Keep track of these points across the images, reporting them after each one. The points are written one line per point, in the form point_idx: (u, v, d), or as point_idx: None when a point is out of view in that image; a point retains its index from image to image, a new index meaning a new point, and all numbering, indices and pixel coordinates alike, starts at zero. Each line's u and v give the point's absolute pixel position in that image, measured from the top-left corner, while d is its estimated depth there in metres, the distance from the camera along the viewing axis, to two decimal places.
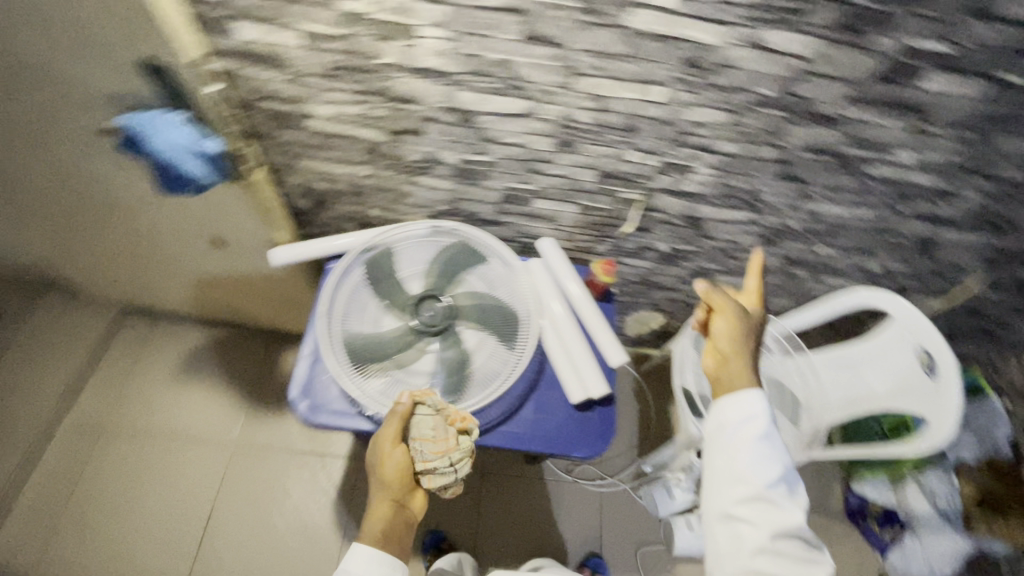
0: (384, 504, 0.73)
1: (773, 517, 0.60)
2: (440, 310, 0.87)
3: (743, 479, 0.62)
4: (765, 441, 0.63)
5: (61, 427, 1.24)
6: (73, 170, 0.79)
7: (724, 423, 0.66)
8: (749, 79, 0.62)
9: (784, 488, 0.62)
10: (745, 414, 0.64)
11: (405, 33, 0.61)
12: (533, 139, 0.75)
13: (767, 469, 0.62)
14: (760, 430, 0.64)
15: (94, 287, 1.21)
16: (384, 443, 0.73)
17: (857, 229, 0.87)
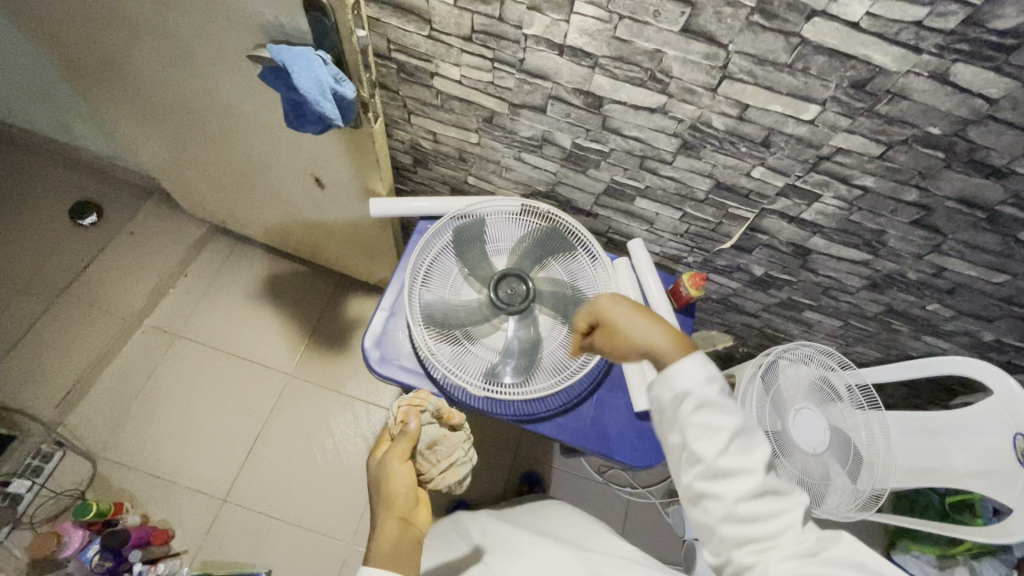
0: (392, 523, 0.64)
1: (740, 489, 0.54)
2: (520, 289, 0.85)
3: (696, 454, 0.56)
4: (702, 411, 0.57)
5: (146, 321, 1.33)
6: (205, 89, 0.82)
7: (661, 410, 0.61)
8: (917, 114, 0.57)
9: (739, 447, 0.55)
10: (675, 393, 0.60)
11: (559, 6, 0.59)
12: (656, 137, 0.72)
13: (712, 440, 0.56)
14: (697, 401, 0.58)
15: (195, 199, 1.28)
16: (392, 460, 0.69)
17: (981, 294, 0.80)
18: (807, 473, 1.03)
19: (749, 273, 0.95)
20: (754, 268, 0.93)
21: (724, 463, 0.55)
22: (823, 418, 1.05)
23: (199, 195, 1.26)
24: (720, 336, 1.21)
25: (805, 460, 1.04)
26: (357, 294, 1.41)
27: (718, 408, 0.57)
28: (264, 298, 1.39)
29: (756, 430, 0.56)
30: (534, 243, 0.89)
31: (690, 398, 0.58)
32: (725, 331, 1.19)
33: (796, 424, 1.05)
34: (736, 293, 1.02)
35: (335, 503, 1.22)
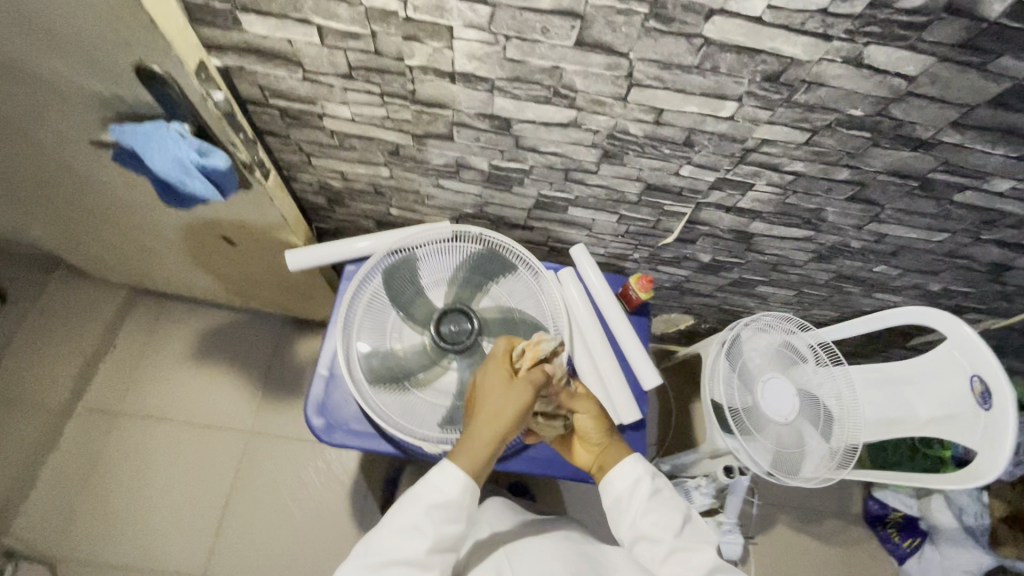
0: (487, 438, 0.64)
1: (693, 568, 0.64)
2: (464, 322, 0.80)
3: (653, 538, 0.65)
4: (655, 496, 0.68)
5: (80, 404, 1.23)
6: (69, 166, 0.73)
7: (618, 497, 0.69)
8: (836, 99, 0.54)
9: (688, 532, 0.67)
10: (629, 478, 0.69)
11: (439, 33, 0.53)
12: (575, 150, 0.67)
13: (666, 522, 0.66)
14: (652, 493, 0.68)
15: (104, 266, 1.17)
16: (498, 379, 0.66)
17: (924, 252, 0.79)
18: (781, 443, 1.03)
19: (698, 261, 0.92)
20: (701, 256, 0.90)
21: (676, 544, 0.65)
22: (791, 384, 1.05)
23: (106, 264, 1.15)
24: (681, 317, 1.19)
25: (777, 430, 1.04)
26: (306, 333, 1.34)
27: (669, 502, 0.68)
28: (205, 356, 1.30)
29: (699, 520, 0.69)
30: (472, 270, 0.83)
31: (647, 492, 0.68)
32: (684, 312, 1.17)
33: (765, 395, 1.05)
34: (687, 280, 0.99)
35: (320, 556, 1.18)
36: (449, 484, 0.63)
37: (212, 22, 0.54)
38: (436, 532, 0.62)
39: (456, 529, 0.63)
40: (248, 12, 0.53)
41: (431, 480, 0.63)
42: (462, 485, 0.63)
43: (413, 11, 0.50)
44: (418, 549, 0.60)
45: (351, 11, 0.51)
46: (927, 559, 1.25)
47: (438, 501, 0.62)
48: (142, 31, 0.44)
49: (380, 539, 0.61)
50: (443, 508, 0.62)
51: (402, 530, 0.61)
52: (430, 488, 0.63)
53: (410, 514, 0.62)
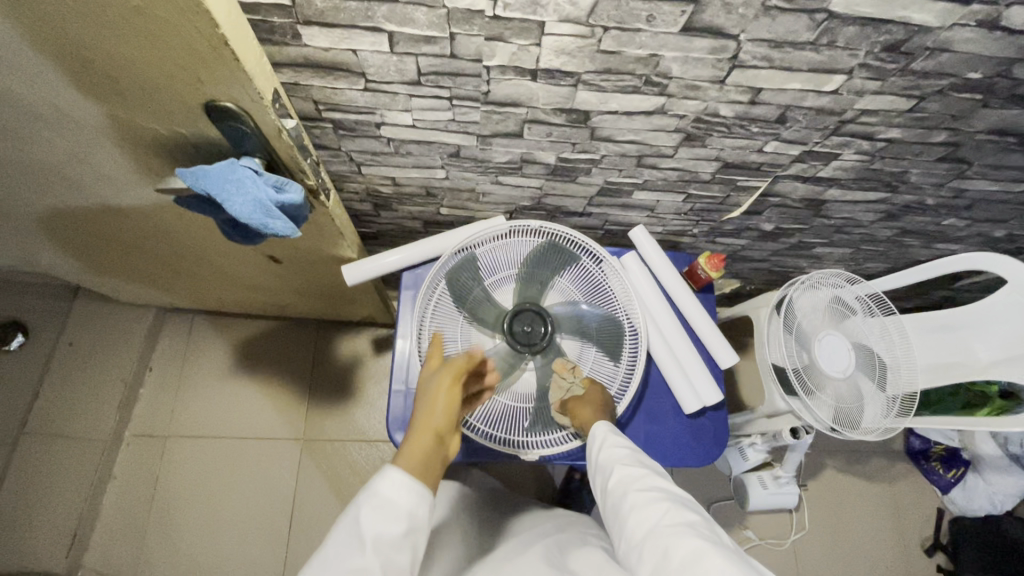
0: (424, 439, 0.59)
1: (649, 488, 0.60)
2: (538, 320, 0.76)
3: (636, 523, 0.58)
4: (643, 483, 0.61)
5: (128, 432, 1.21)
6: (104, 204, 0.67)
7: (608, 486, 0.64)
8: (955, 63, 0.50)
9: (676, 517, 0.56)
10: (616, 467, 0.65)
11: (529, 31, 0.47)
12: (655, 136, 0.63)
13: (649, 506, 0.58)
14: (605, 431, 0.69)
15: (131, 292, 1.12)
16: (443, 376, 0.62)
17: (1000, 202, 0.77)
18: (841, 399, 1.02)
19: (760, 230, 0.89)
20: (764, 225, 0.87)
21: (627, 466, 0.64)
22: (845, 339, 1.04)
23: (132, 289, 1.09)
24: (727, 281, 1.18)
25: (836, 386, 1.02)
26: (343, 334, 1.31)
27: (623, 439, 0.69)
28: (245, 369, 1.27)
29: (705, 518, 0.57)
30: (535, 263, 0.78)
31: (604, 432, 0.68)
32: (731, 277, 1.16)
33: (821, 352, 1.03)
34: (744, 248, 0.97)
35: None
36: (400, 493, 0.53)
37: (269, 39, 0.48)
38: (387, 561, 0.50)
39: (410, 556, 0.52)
40: (311, 24, 0.47)
41: (377, 493, 0.52)
42: (418, 495, 0.54)
43: (503, 9, 0.45)
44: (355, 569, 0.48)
45: (430, 15, 0.46)
46: (972, 486, 1.29)
47: (378, 512, 0.51)
48: (224, 71, 0.39)
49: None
50: (383, 519, 0.51)
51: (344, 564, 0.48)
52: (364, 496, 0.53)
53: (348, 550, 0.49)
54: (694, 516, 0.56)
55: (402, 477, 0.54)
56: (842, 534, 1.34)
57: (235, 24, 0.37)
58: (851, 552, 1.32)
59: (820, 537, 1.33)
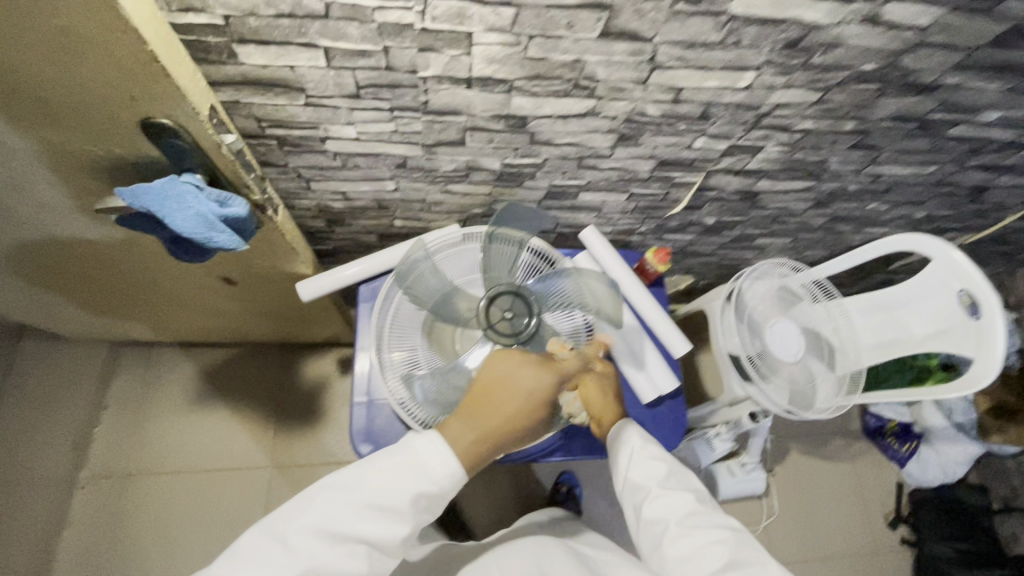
0: (491, 428, 0.59)
1: (700, 520, 0.62)
2: (516, 302, 0.70)
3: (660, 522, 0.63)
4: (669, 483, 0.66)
5: (83, 473, 1.15)
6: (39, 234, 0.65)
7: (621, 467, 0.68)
8: (851, 57, 0.55)
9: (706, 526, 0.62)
10: (638, 459, 0.67)
11: (458, 41, 0.50)
12: (591, 138, 0.66)
13: (675, 509, 0.64)
14: (638, 439, 0.69)
15: (80, 328, 1.09)
16: (531, 377, 0.61)
17: (914, 185, 0.84)
18: (794, 381, 1.07)
19: (703, 225, 0.94)
20: (706, 220, 0.92)
21: (668, 487, 0.65)
22: (794, 323, 1.09)
23: (81, 324, 1.06)
24: (681, 278, 1.22)
25: (789, 369, 1.07)
26: (308, 356, 1.29)
27: (658, 447, 0.69)
28: (205, 399, 1.24)
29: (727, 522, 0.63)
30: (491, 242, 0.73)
31: (634, 442, 0.68)
32: (684, 273, 1.21)
33: (773, 339, 1.08)
34: (691, 243, 1.02)
35: None
36: (430, 459, 0.57)
37: (205, 58, 0.50)
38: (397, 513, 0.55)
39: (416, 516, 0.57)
40: (244, 43, 0.48)
41: (411, 450, 0.57)
42: (452, 474, 0.57)
43: (430, 21, 0.48)
44: (387, 533, 0.54)
45: (362, 29, 0.48)
46: (926, 459, 1.33)
47: (424, 488, 0.56)
48: (158, 86, 0.40)
49: (340, 506, 0.54)
50: (427, 496, 0.56)
51: (368, 506, 0.54)
52: (417, 467, 0.57)
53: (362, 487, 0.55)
54: (724, 528, 0.62)
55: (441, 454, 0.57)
56: (811, 515, 1.38)
57: (161, 40, 0.39)
58: (820, 531, 1.37)
59: (791, 519, 1.37)
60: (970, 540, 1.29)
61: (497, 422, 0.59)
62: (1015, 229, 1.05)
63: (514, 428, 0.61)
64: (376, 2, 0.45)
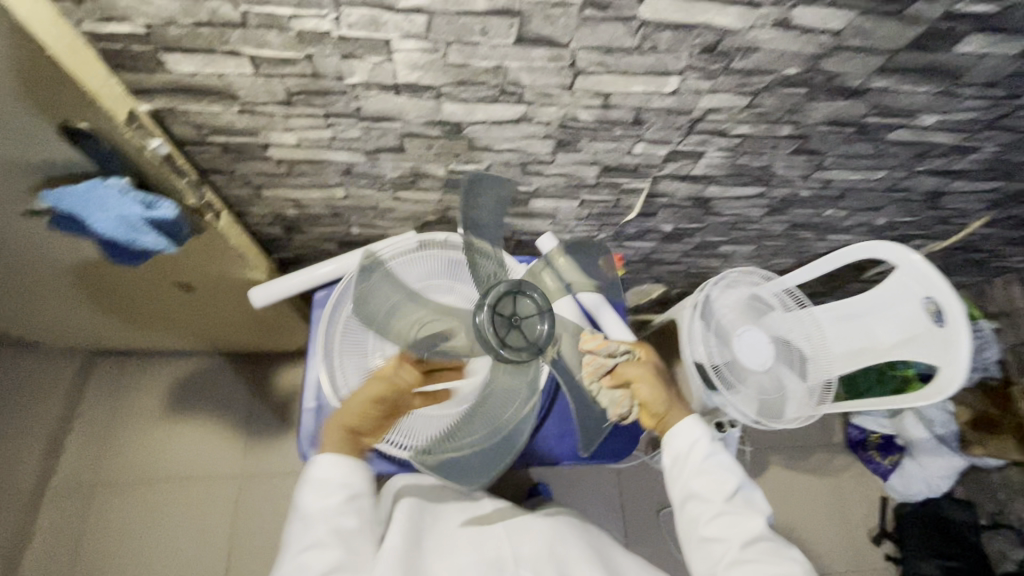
0: (337, 430, 0.67)
1: (764, 549, 0.63)
2: (527, 302, 0.67)
3: (721, 537, 0.64)
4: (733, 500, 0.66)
5: (54, 482, 1.17)
6: None
7: (679, 462, 0.69)
8: (771, 61, 0.56)
9: (771, 551, 0.63)
10: (700, 462, 0.68)
11: (379, 49, 0.51)
12: (529, 143, 0.67)
13: (737, 527, 0.64)
14: (705, 452, 0.69)
15: (48, 338, 1.10)
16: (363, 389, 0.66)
17: (867, 191, 0.84)
18: (762, 390, 1.02)
19: (662, 231, 0.94)
20: (663, 226, 0.92)
21: (732, 508, 0.66)
22: (763, 332, 1.04)
23: (50, 335, 1.07)
24: (652, 286, 1.22)
25: (758, 379, 1.02)
26: (283, 365, 1.30)
27: (724, 462, 0.69)
28: (178, 408, 1.25)
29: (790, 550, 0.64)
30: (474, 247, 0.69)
31: (702, 444, 0.69)
32: (655, 282, 1.21)
33: (740, 348, 1.03)
34: (654, 250, 1.02)
35: None
36: (331, 471, 0.65)
37: (132, 67, 0.51)
38: (331, 521, 0.64)
39: (358, 517, 0.66)
40: (169, 52, 0.50)
41: (315, 476, 0.65)
42: (324, 460, 0.66)
43: (346, 29, 0.49)
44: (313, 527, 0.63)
45: (282, 37, 0.50)
46: (909, 472, 1.29)
47: (308, 481, 0.65)
48: (71, 90, 0.42)
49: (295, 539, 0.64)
50: (310, 485, 0.65)
51: (296, 522, 0.64)
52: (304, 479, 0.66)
53: (305, 524, 0.64)
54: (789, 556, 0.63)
55: (329, 456, 0.65)
56: (792, 528, 1.35)
57: (61, 46, 0.41)
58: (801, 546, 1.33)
59: None
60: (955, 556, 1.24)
61: (328, 433, 0.66)
62: (982, 236, 1.05)
63: (349, 439, 0.67)
64: (290, 11, 0.47)
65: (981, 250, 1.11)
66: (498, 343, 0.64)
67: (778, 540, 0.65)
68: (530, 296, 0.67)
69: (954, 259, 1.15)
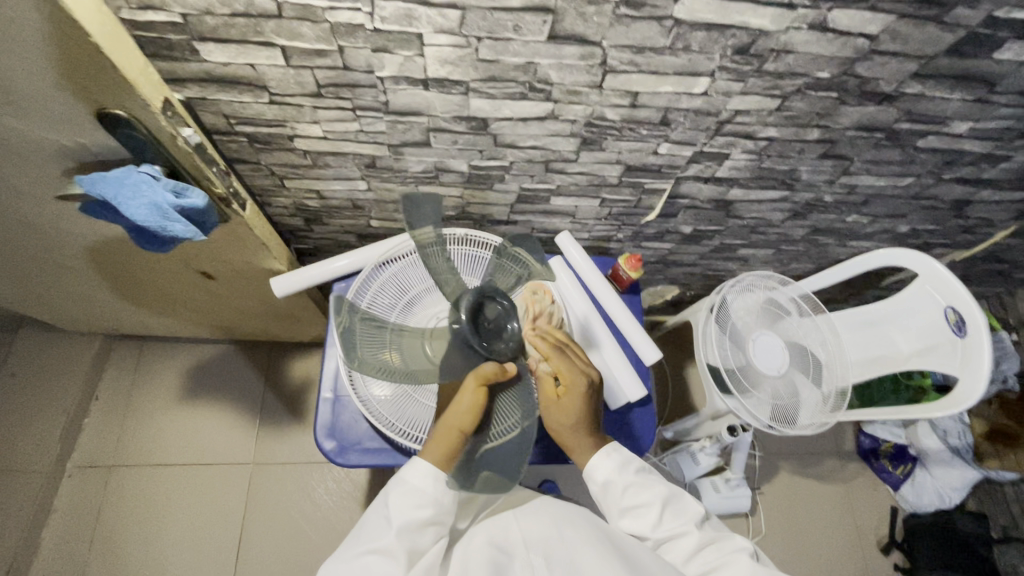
0: (450, 433, 0.62)
1: (710, 554, 0.67)
2: (493, 307, 0.63)
3: (668, 561, 0.68)
4: (666, 518, 0.69)
5: (70, 463, 1.18)
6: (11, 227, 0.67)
7: (601, 490, 0.70)
8: (804, 63, 0.55)
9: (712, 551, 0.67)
10: (620, 490, 0.69)
11: (411, 42, 0.51)
12: (554, 141, 0.67)
13: (677, 547, 0.67)
14: (621, 485, 0.69)
15: (69, 321, 1.11)
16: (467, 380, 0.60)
17: (893, 198, 0.83)
18: (778, 396, 0.99)
19: (680, 233, 0.94)
20: (683, 228, 0.92)
21: (664, 530, 0.68)
22: (779, 337, 1.01)
23: (70, 318, 1.08)
24: (667, 287, 1.22)
25: (773, 384, 1.00)
26: (296, 355, 1.31)
27: (642, 485, 0.69)
28: (193, 393, 1.26)
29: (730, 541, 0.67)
30: (425, 246, 0.65)
31: (614, 474, 0.69)
32: (669, 283, 1.20)
33: (756, 352, 1.01)
34: (671, 251, 1.02)
35: None
36: (426, 481, 0.63)
37: (167, 54, 0.52)
38: (405, 536, 0.61)
39: (434, 536, 0.63)
40: (204, 41, 0.51)
41: (406, 480, 0.63)
42: (426, 472, 0.63)
43: (380, 22, 0.49)
44: (385, 535, 0.60)
45: (316, 29, 0.50)
46: (920, 482, 1.29)
47: (397, 486, 0.63)
48: (113, 77, 0.43)
49: (358, 540, 0.62)
50: (398, 490, 0.63)
51: (366, 524, 0.63)
52: (397, 480, 0.63)
53: (384, 526, 0.61)
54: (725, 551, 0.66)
55: (425, 467, 0.63)
56: (799, 534, 1.33)
57: (104, 33, 0.41)
58: (810, 553, 1.32)
59: (778, 538, 1.32)
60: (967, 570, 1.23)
61: (438, 434, 0.63)
62: (1005, 247, 1.04)
63: (458, 436, 0.62)
64: (326, 3, 0.47)
65: (1003, 260, 1.10)
66: (478, 351, 0.62)
67: (716, 537, 0.68)
68: (495, 300, 0.64)
69: (975, 268, 1.13)
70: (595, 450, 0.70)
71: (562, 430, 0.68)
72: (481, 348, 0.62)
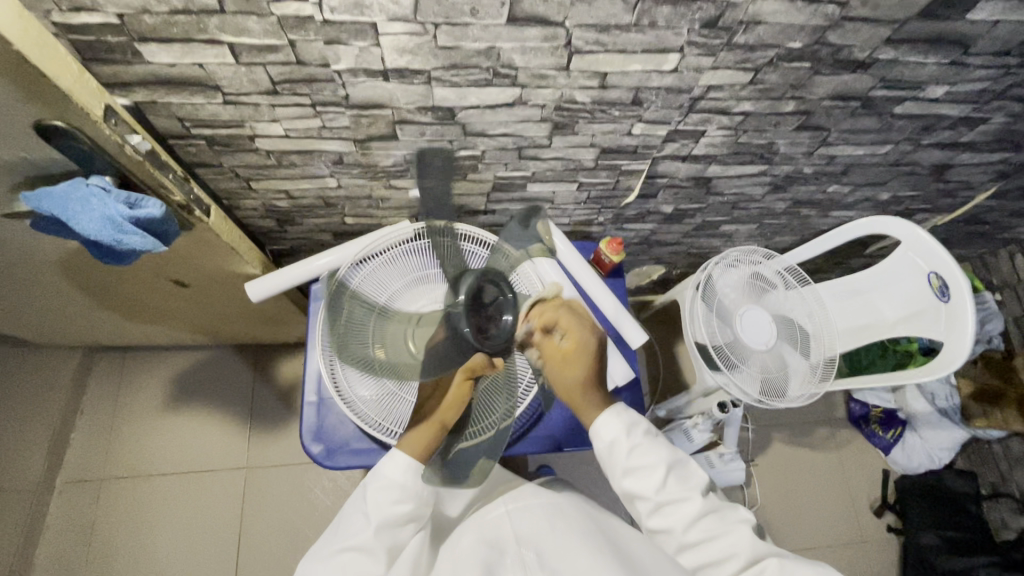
0: (428, 425, 0.63)
1: (712, 522, 0.62)
2: (491, 290, 0.58)
3: (666, 528, 0.63)
4: (673, 480, 0.64)
5: (60, 479, 1.17)
6: None
7: (606, 444, 0.64)
8: (775, 34, 0.53)
9: (715, 518, 0.63)
10: (624, 448, 0.64)
11: (366, 33, 0.49)
12: (524, 127, 0.65)
13: (681, 512, 0.62)
14: (628, 445, 0.64)
15: (44, 336, 1.08)
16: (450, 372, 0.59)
17: (872, 166, 0.82)
18: (766, 370, 0.99)
19: (662, 213, 0.93)
20: (664, 208, 0.91)
21: (669, 495, 0.63)
22: (766, 312, 1.01)
23: (45, 333, 1.05)
24: (652, 267, 1.21)
25: (761, 358, 1.00)
26: (284, 356, 1.29)
27: (649, 447, 0.64)
28: (181, 401, 1.25)
29: (734, 511, 0.64)
30: None
31: (619, 435, 0.64)
32: (655, 263, 1.19)
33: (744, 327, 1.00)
34: (654, 231, 1.01)
35: None
36: (405, 475, 0.62)
37: (107, 58, 0.49)
38: (385, 534, 0.61)
39: (413, 529, 0.65)
40: (145, 42, 0.48)
41: (386, 474, 0.62)
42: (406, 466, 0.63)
43: (330, 13, 0.47)
44: (363, 533, 0.61)
45: (262, 23, 0.47)
46: (910, 445, 1.30)
47: (375, 481, 0.63)
48: (46, 86, 0.41)
49: (338, 535, 0.62)
50: (376, 485, 0.62)
51: (347, 518, 0.63)
52: (376, 474, 0.63)
53: (362, 523, 0.62)
54: (728, 521, 0.63)
55: (403, 459, 0.63)
56: (794, 502, 1.35)
57: (28, 40, 0.39)
58: (803, 520, 1.34)
59: (774, 507, 1.34)
60: (957, 527, 1.25)
61: (415, 425, 0.64)
62: (986, 208, 1.03)
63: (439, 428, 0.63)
64: None
65: (985, 221, 1.10)
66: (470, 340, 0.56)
67: (723, 507, 0.64)
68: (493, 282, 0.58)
69: (957, 231, 1.13)
70: (602, 409, 0.65)
71: (571, 391, 0.63)
72: (476, 338, 0.56)
